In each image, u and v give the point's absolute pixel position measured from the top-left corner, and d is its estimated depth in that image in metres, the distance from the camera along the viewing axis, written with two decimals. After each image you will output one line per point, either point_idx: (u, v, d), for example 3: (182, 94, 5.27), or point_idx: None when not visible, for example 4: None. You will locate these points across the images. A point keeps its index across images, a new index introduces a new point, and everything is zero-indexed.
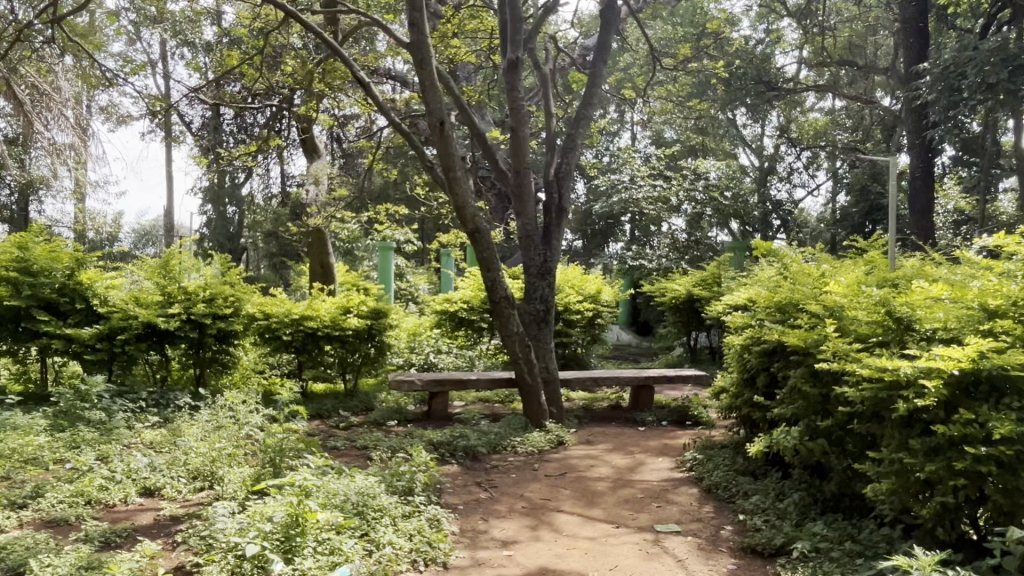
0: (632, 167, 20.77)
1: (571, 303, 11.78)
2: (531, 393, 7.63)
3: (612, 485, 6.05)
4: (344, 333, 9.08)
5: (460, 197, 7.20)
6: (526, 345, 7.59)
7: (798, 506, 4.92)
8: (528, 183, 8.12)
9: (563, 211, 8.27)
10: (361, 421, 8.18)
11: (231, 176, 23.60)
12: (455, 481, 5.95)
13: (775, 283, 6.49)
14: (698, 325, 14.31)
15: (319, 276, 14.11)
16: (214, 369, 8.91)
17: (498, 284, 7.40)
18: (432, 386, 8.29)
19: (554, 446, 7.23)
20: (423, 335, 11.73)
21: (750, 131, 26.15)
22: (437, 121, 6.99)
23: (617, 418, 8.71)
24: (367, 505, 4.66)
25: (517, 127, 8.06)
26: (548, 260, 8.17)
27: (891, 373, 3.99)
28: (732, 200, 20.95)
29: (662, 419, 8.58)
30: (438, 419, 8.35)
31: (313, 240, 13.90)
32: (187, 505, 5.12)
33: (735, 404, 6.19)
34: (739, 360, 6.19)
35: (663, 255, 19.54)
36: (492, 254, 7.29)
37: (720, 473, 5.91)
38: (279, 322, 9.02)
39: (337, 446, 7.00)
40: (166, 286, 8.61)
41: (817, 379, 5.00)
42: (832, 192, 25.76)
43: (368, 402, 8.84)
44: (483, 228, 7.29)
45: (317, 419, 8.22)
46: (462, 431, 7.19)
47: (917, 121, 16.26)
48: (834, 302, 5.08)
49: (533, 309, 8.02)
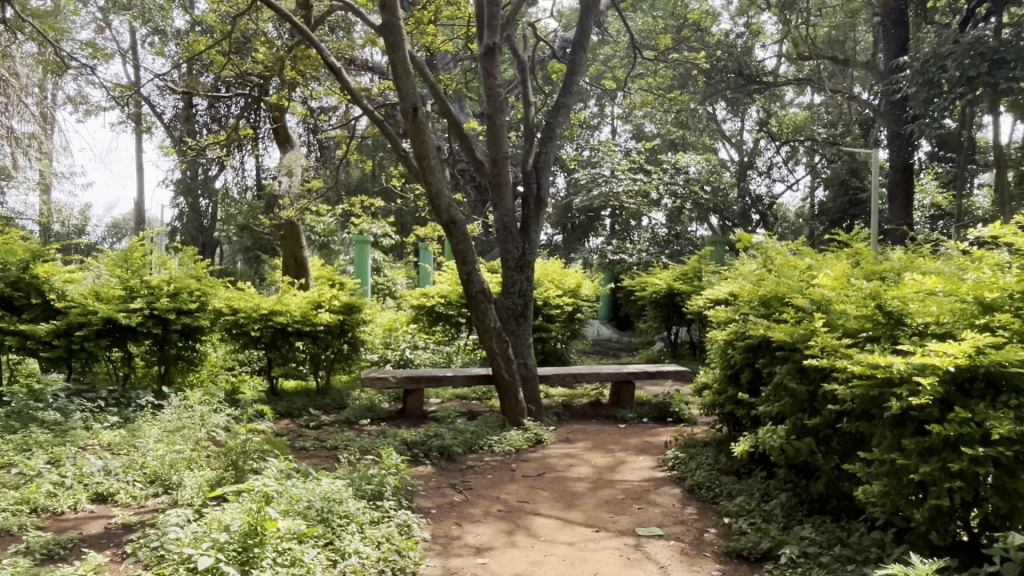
0: (612, 161, 20.61)
1: (550, 297, 11.55)
2: (509, 389, 7.39)
3: (591, 485, 5.84)
4: (315, 329, 8.73)
5: (434, 188, 6.90)
6: (503, 340, 7.35)
7: (784, 507, 4.74)
8: (505, 173, 7.85)
9: (541, 203, 8.03)
10: (333, 420, 7.88)
11: (204, 168, 23.10)
12: (428, 483, 5.70)
13: (758, 277, 6.33)
14: (678, 321, 14.16)
15: (292, 271, 13.78)
16: (180, 366, 8.58)
17: (474, 277, 7.12)
18: (407, 383, 8.03)
19: (532, 445, 7.00)
20: (399, 330, 11.43)
21: (730, 125, 26.13)
22: (410, 107, 6.67)
23: (596, 415, 8.49)
24: (332, 512, 4.40)
25: (494, 115, 7.78)
26: (526, 253, 7.88)
27: (882, 369, 3.82)
28: (712, 194, 20.89)
29: (643, 415, 8.38)
30: (412, 417, 8.08)
31: (286, 233, 13.54)
32: (142, 512, 4.82)
33: (718, 401, 5.99)
34: (723, 356, 5.99)
35: (644, 249, 19.44)
36: (468, 246, 7.01)
37: (703, 473, 5.72)
38: (247, 317, 8.63)
39: (306, 446, 6.71)
40: (128, 279, 8.25)
41: (804, 375, 4.82)
42: (811, 187, 25.81)
43: (341, 401, 8.55)
44: (458, 219, 6.99)
45: (287, 418, 7.91)
46: (437, 430, 6.92)
47: (897, 113, 16.28)
48: (821, 296, 4.90)
49: (510, 303, 7.75)
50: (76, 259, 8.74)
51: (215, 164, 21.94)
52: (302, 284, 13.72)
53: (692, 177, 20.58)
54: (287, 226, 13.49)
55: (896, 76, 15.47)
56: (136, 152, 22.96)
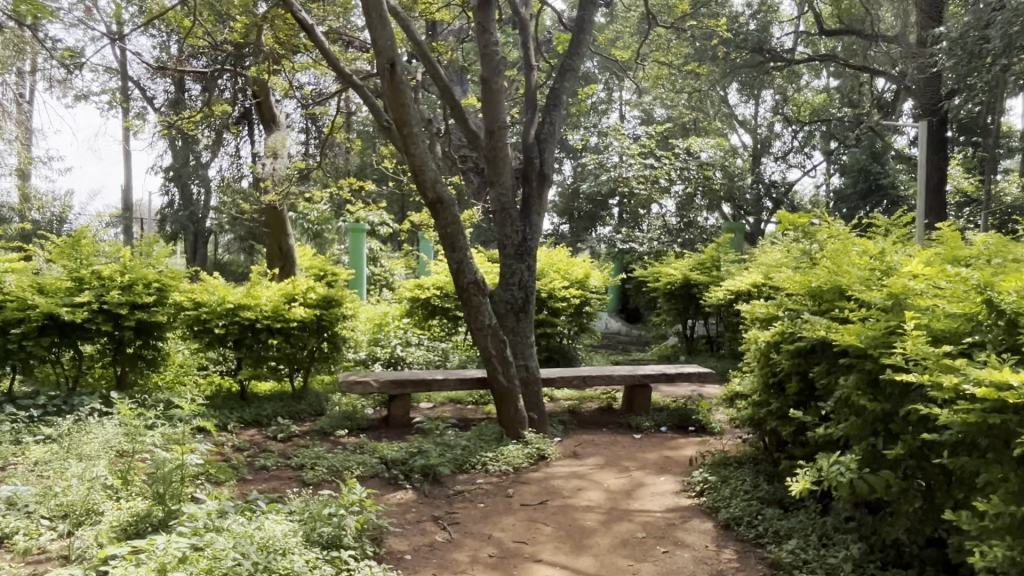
0: (621, 144, 19.51)
1: (556, 289, 10.50)
2: (506, 396, 6.35)
3: (605, 518, 4.83)
4: (289, 326, 7.67)
5: (417, 158, 5.78)
6: (499, 340, 6.28)
7: (853, 559, 3.72)
8: (503, 145, 6.77)
9: (545, 178, 6.95)
10: (306, 430, 6.87)
11: (195, 154, 22.09)
12: (405, 517, 4.69)
13: (806, 264, 5.29)
14: (695, 314, 13.07)
15: (276, 264, 12.73)
16: (137, 367, 7.60)
17: (465, 266, 6.05)
18: (390, 389, 7.00)
19: (534, 463, 5.99)
20: (390, 325, 10.31)
21: (743, 109, 24.87)
22: (387, 62, 5.56)
23: (608, 423, 7.46)
24: (270, 569, 3.37)
25: (489, 78, 6.67)
26: (527, 239, 6.80)
27: (1011, 390, 2.78)
28: (725, 180, 19.87)
29: (662, 424, 7.35)
30: (397, 427, 7.06)
31: (270, 219, 12.51)
32: (34, 563, 3.85)
33: (758, 415, 4.95)
34: (764, 361, 4.96)
35: (655, 238, 18.39)
36: (458, 230, 5.93)
37: (740, 504, 4.71)
38: (211, 312, 7.59)
39: (266, 465, 5.71)
40: (76, 269, 7.29)
41: (879, 390, 3.79)
42: (827, 174, 24.68)
43: (318, 406, 7.56)
44: (447, 198, 5.89)
45: (254, 428, 6.95)
46: (423, 445, 5.90)
47: (931, 90, 15.26)
48: (899, 290, 3.86)
49: (510, 296, 6.68)
50: (22, 247, 7.77)
51: (205, 149, 20.93)
52: (288, 276, 12.69)
53: (704, 161, 19.56)
54: (272, 212, 12.47)
55: (931, 50, 14.25)
56: (123, 139, 21.93)
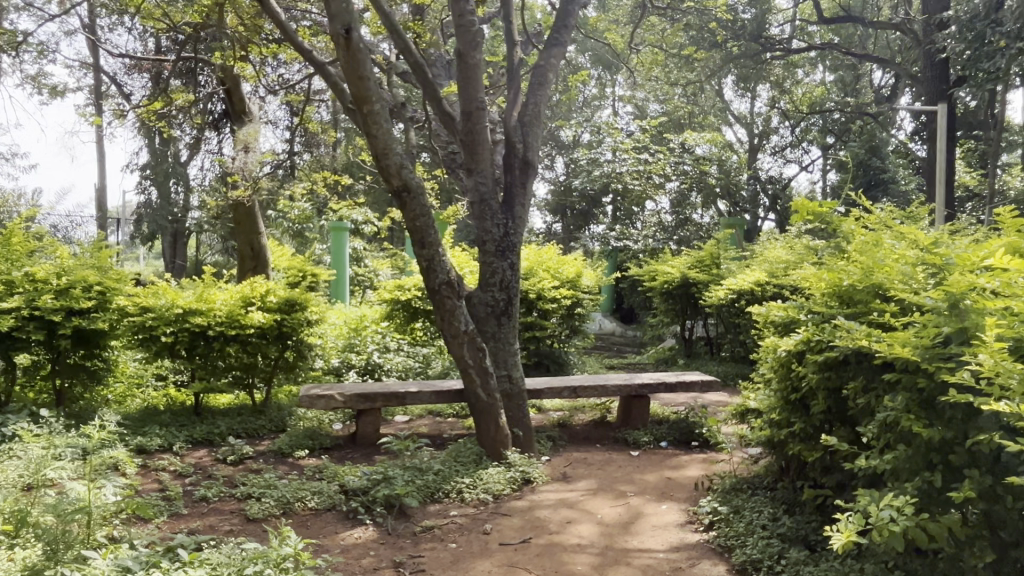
0: (615, 139, 18.77)
1: (545, 290, 9.73)
2: (486, 413, 5.56)
3: (598, 559, 4.10)
4: (245, 333, 6.83)
5: (380, 140, 4.98)
6: (477, 348, 5.50)
7: None
8: (481, 128, 6.00)
9: (529, 166, 6.19)
10: (262, 450, 6.10)
11: (173, 151, 21.23)
12: (358, 566, 3.94)
13: (833, 259, 4.54)
14: (694, 315, 12.32)
15: (248, 264, 11.92)
16: (79, 379, 6.82)
17: (437, 263, 5.27)
18: (357, 403, 6.23)
19: (518, 488, 5.24)
20: (368, 329, 9.51)
21: (739, 103, 24.15)
22: (342, 28, 4.77)
23: (601, 439, 6.72)
24: None
25: (465, 52, 5.87)
26: (509, 233, 6.04)
27: None
28: (722, 175, 19.15)
29: (661, 439, 6.62)
30: (365, 446, 6.28)
31: (240, 217, 11.72)
32: None
33: (778, 437, 4.21)
34: (785, 374, 4.22)
35: (650, 236, 17.67)
36: (427, 223, 5.15)
37: (758, 543, 3.98)
38: (158, 318, 6.70)
39: (207, 496, 4.92)
40: (6, 271, 6.53)
41: (937, 415, 3.06)
42: (824, 169, 23.98)
43: (280, 423, 6.78)
44: (415, 186, 5.11)
45: (203, 448, 6.17)
46: (390, 469, 5.14)
47: (937, 84, 14.16)
48: (965, 288, 3.10)
49: (490, 299, 5.92)
50: None
51: (182, 146, 20.05)
52: (264, 276, 11.97)
53: (700, 156, 18.86)
54: (241, 208, 11.66)
55: (939, 35, 13.46)
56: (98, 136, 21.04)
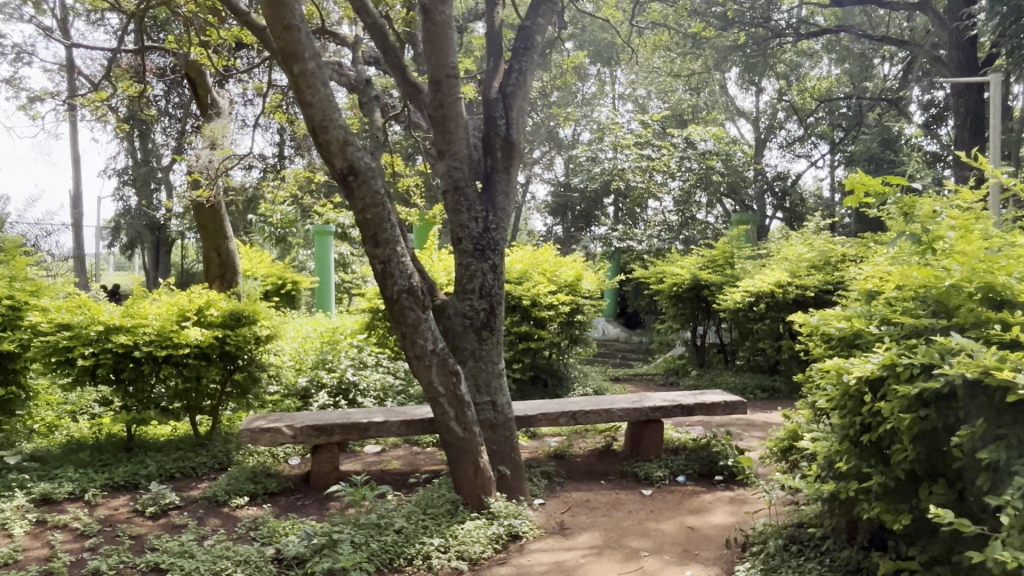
0: (616, 135, 17.68)
1: (541, 295, 8.64)
2: (461, 452, 4.46)
3: None
4: (180, 354, 5.75)
5: (318, 110, 3.94)
6: (449, 372, 4.40)
7: None
8: (454, 101, 4.91)
9: (514, 147, 5.12)
10: (195, 496, 5.04)
11: (152, 155, 20.10)
12: None
13: (912, 250, 3.47)
14: (706, 321, 11.12)
15: (214, 272, 10.82)
16: None
17: (395, 264, 4.19)
18: (309, 438, 5.15)
19: (503, 547, 4.17)
20: (342, 343, 8.37)
21: (744, 97, 23.02)
22: None
23: (607, 474, 5.63)
24: None
25: (430, 8, 4.80)
26: (490, 228, 4.97)
27: None
28: (730, 171, 18.00)
29: (679, 473, 5.54)
30: (321, 488, 5.20)
31: (206, 219, 10.64)
32: None
33: (842, 491, 3.13)
34: (852, 407, 3.14)
35: (655, 235, 16.57)
36: (381, 214, 4.09)
37: None
38: (75, 338, 5.63)
39: (100, 569, 3.83)
40: None
41: None
42: (834, 164, 22.82)
43: (224, 462, 5.69)
44: (365, 167, 4.04)
45: (123, 496, 5.09)
46: (340, 528, 4.06)
47: (968, 61, 13.02)
48: None
49: (468, 309, 4.85)
50: None
51: (160, 149, 18.91)
52: (230, 285, 10.83)
53: (705, 151, 17.73)
54: (204, 210, 10.57)
55: (969, 11, 12.16)
56: (72, 140, 19.93)
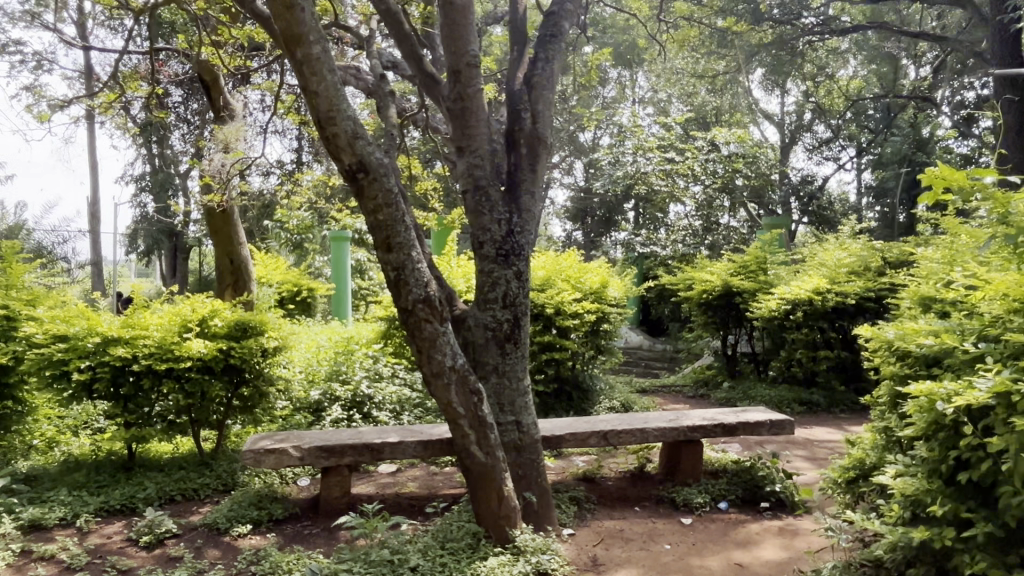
0: (638, 138, 17.21)
1: (566, 303, 8.20)
2: (483, 479, 4.03)
3: None
4: (181, 367, 5.38)
5: (323, 99, 3.54)
6: (470, 391, 3.97)
7: None
8: (475, 92, 4.50)
9: (540, 142, 4.68)
10: (196, 522, 4.65)
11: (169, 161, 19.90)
12: None
13: (1009, 254, 2.98)
14: (738, 329, 10.57)
15: (228, 279, 10.52)
16: None
17: (409, 270, 3.77)
18: (318, 460, 4.75)
19: None
20: (356, 353, 7.98)
21: (769, 99, 22.42)
22: None
23: (642, 499, 5.17)
24: None
25: None
26: (514, 232, 4.53)
27: None
28: (756, 175, 17.43)
29: (720, 499, 5.06)
30: (331, 515, 4.79)
31: (219, 224, 10.33)
32: None
33: (933, 539, 2.66)
34: (946, 440, 2.67)
35: (679, 240, 16.07)
36: (394, 214, 3.68)
37: None
38: (69, 350, 5.27)
39: None
40: None
41: None
42: (862, 166, 22.13)
43: (227, 484, 5.30)
44: (376, 163, 3.63)
45: (118, 521, 4.71)
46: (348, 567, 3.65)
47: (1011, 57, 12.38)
48: None
49: (490, 320, 4.42)
50: None
51: (177, 155, 18.71)
52: (243, 292, 10.51)
53: (730, 154, 17.18)
54: (217, 215, 10.26)
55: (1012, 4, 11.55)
56: (90, 145, 19.80)
